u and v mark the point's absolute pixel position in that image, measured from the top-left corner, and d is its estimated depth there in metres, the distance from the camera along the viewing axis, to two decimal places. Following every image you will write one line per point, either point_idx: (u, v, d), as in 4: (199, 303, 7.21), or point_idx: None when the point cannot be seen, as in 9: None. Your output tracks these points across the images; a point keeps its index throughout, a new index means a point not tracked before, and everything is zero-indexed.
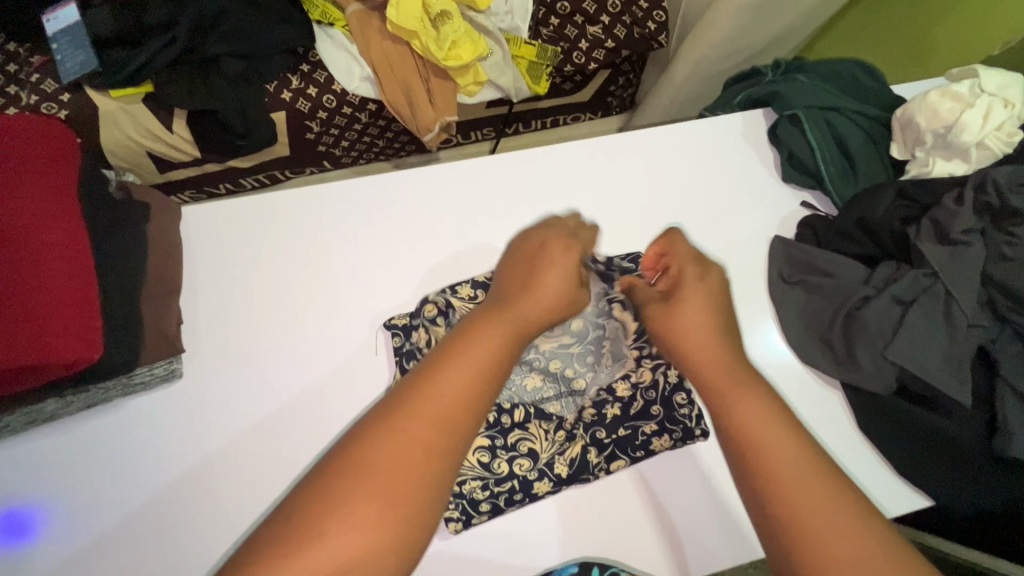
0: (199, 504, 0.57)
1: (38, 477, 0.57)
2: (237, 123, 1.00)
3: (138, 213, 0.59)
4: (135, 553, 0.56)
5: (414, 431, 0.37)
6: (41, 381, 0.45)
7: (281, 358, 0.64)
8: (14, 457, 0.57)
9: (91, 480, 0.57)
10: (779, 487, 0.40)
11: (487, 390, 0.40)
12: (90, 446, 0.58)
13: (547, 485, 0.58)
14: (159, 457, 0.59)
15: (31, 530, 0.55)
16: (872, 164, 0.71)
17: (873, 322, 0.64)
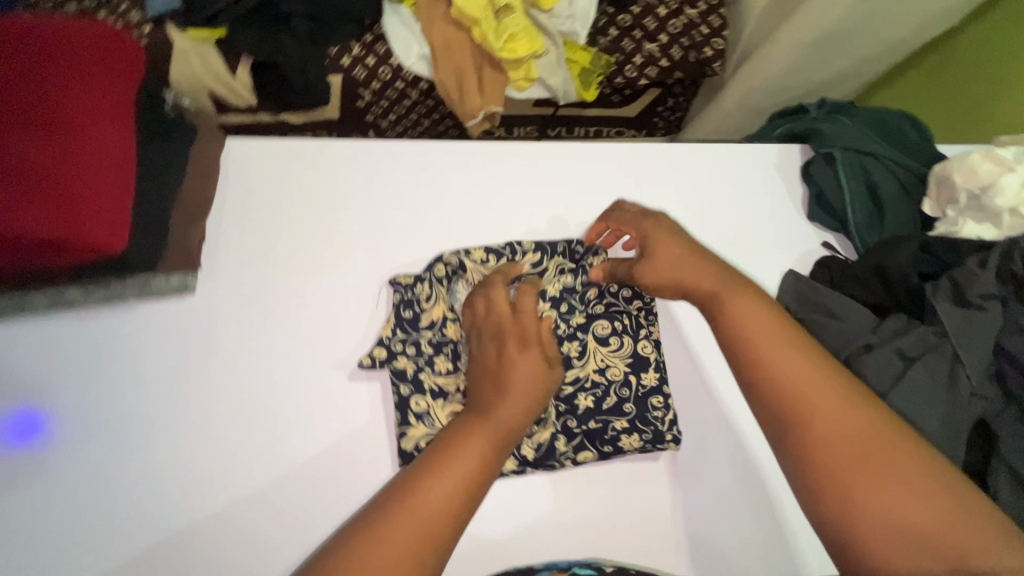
0: (207, 426, 0.61)
1: (52, 382, 0.61)
2: (296, 79, 1.06)
3: (184, 133, 0.62)
4: (146, 466, 0.59)
5: (426, 507, 0.46)
6: (44, 256, 0.47)
7: (287, 295, 0.67)
8: (33, 340, 0.62)
9: (111, 390, 0.61)
10: (852, 487, 0.45)
11: (480, 471, 0.49)
12: (101, 345, 0.62)
13: (512, 462, 0.61)
14: (162, 373, 0.62)
15: (54, 429, 0.60)
16: (901, 216, 0.69)
17: (872, 371, 0.63)
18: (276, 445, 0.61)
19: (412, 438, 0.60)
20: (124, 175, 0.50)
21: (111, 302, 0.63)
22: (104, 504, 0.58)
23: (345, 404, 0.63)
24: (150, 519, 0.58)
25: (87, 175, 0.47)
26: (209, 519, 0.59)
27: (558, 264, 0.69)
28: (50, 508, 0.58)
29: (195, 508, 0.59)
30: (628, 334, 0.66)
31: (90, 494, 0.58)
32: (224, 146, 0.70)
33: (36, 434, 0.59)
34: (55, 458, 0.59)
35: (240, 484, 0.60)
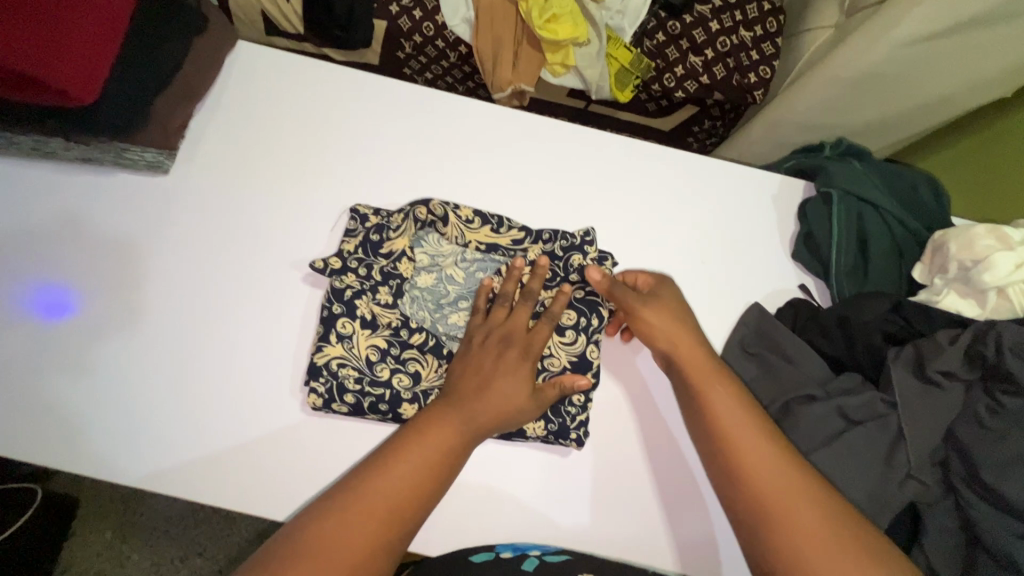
0: (209, 324, 0.63)
1: (43, 257, 0.63)
2: (341, 14, 1.08)
3: (191, 22, 0.65)
4: (154, 353, 0.61)
5: (395, 485, 0.49)
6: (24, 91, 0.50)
7: (252, 199, 0.68)
8: (15, 182, 0.65)
9: (134, 274, 0.64)
10: (761, 488, 0.51)
11: (452, 458, 0.52)
12: (77, 201, 0.65)
13: (414, 411, 0.59)
14: (129, 256, 0.64)
15: (78, 300, 0.62)
16: (887, 275, 0.66)
17: (806, 422, 0.59)
18: (253, 354, 0.62)
19: (326, 355, 0.59)
20: (120, 18, 0.54)
21: (92, 163, 0.66)
22: (108, 380, 0.60)
23: (303, 323, 0.63)
24: (149, 406, 0.60)
25: (83, 16, 0.51)
26: (194, 414, 0.60)
27: (538, 250, 0.66)
28: (62, 377, 0.60)
29: (187, 403, 0.60)
30: (586, 334, 0.63)
31: (101, 371, 0.60)
32: (234, 47, 0.72)
33: (60, 304, 0.62)
34: (76, 330, 0.61)
35: (224, 388, 0.61)
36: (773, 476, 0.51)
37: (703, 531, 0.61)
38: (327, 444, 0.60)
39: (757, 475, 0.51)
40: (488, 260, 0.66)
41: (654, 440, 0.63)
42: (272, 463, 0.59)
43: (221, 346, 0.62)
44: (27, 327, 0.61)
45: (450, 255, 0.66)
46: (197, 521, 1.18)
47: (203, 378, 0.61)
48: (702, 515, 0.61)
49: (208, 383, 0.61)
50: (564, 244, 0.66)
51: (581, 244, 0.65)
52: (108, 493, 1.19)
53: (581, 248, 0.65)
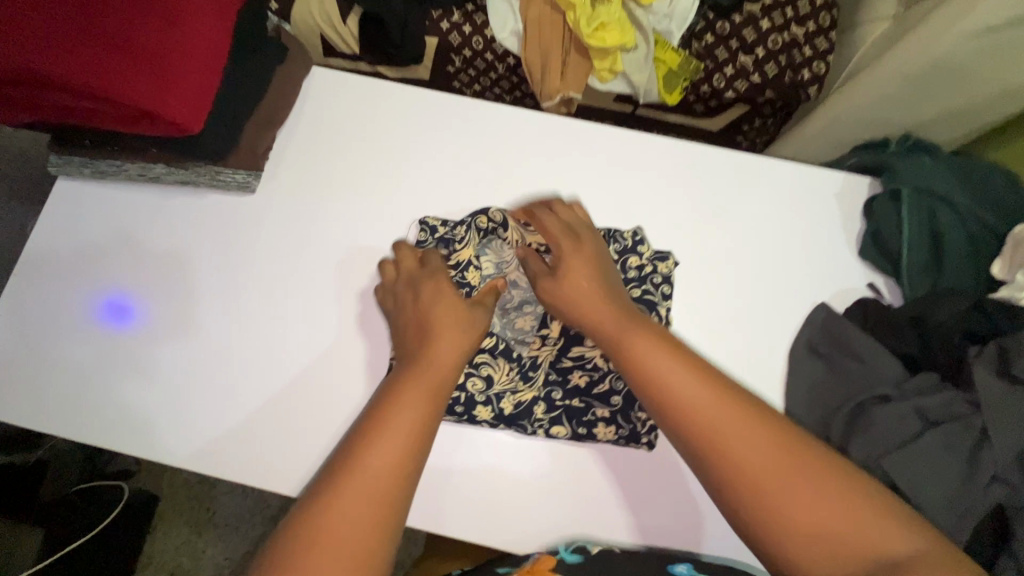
0: (260, 331, 0.68)
1: (115, 270, 0.70)
2: (395, 33, 1.13)
3: (275, 51, 0.70)
4: (208, 358, 0.67)
5: (372, 487, 0.44)
6: (144, 127, 0.57)
7: (329, 214, 0.73)
8: (116, 199, 0.72)
9: (189, 284, 0.69)
10: (768, 490, 0.43)
11: (418, 438, 0.47)
12: (158, 219, 0.71)
13: (489, 413, 0.62)
14: (189, 272, 0.69)
15: (140, 308, 0.68)
16: (964, 271, 0.64)
17: (882, 424, 0.59)
18: (299, 360, 0.67)
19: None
20: (215, 52, 0.59)
21: (187, 185, 0.72)
22: (168, 383, 0.66)
23: (360, 329, 0.68)
24: (199, 407, 0.65)
25: (182, 58, 0.56)
26: (244, 417, 0.65)
27: None
28: (125, 378, 0.66)
29: (237, 406, 0.65)
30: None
31: (159, 374, 0.66)
32: (309, 72, 0.77)
33: (124, 313, 0.68)
34: (141, 340, 0.67)
35: (271, 391, 0.66)
36: (745, 445, 0.45)
37: None
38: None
39: (730, 448, 0.45)
40: None
41: None
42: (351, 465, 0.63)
43: (271, 352, 0.67)
44: (96, 333, 0.67)
45: (513, 261, 0.67)
46: (264, 520, 1.25)
47: (252, 382, 0.66)
48: None
49: (259, 387, 0.66)
50: (617, 247, 0.67)
51: (634, 245, 0.66)
52: (183, 491, 1.28)
53: (635, 249, 0.67)
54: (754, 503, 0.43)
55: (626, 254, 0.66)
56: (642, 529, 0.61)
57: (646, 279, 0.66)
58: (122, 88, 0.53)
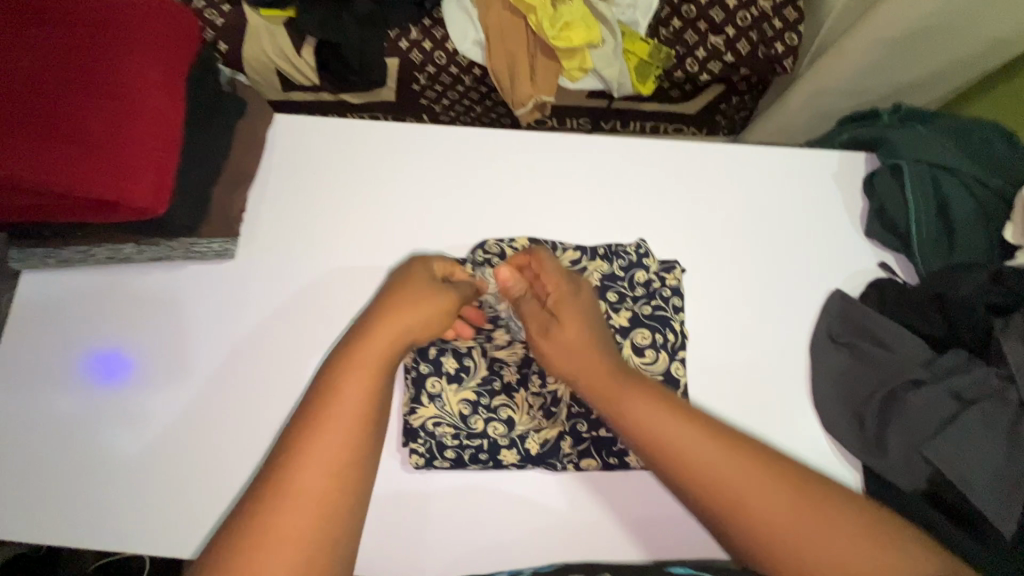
0: (254, 386, 0.64)
1: (117, 340, 0.66)
2: (355, 59, 1.09)
3: (235, 107, 0.66)
4: (228, 420, 0.63)
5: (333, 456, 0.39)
6: (108, 217, 0.53)
7: (312, 267, 0.69)
8: (109, 272, 0.68)
9: (179, 336, 0.66)
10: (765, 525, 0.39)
11: (380, 400, 0.42)
12: (158, 285, 0.68)
13: (514, 457, 0.59)
14: (195, 334, 0.66)
15: (131, 363, 0.65)
16: (975, 239, 0.62)
17: (918, 411, 0.57)
18: None
19: (420, 417, 0.59)
20: (166, 123, 0.54)
21: (164, 259, 0.68)
22: (159, 441, 0.62)
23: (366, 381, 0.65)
24: (225, 472, 0.62)
25: (132, 137, 0.52)
26: (241, 477, 0.62)
27: (596, 266, 0.63)
28: (130, 445, 0.62)
29: (230, 466, 0.62)
30: (666, 351, 0.60)
31: (153, 430, 0.63)
32: (274, 122, 0.73)
33: (114, 367, 0.65)
34: (152, 411, 0.63)
35: (268, 453, 0.62)
36: (728, 470, 0.41)
37: None
38: (428, 499, 0.59)
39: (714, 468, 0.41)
40: None
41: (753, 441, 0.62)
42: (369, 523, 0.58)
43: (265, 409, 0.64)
44: (85, 387, 0.64)
45: None
46: None
47: (261, 438, 0.63)
48: None
49: (255, 450, 0.62)
50: (622, 263, 0.64)
51: (639, 260, 0.63)
52: None
53: (640, 263, 0.63)
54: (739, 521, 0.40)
55: (632, 269, 0.63)
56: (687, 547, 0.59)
57: (655, 295, 0.62)
58: (76, 182, 0.50)
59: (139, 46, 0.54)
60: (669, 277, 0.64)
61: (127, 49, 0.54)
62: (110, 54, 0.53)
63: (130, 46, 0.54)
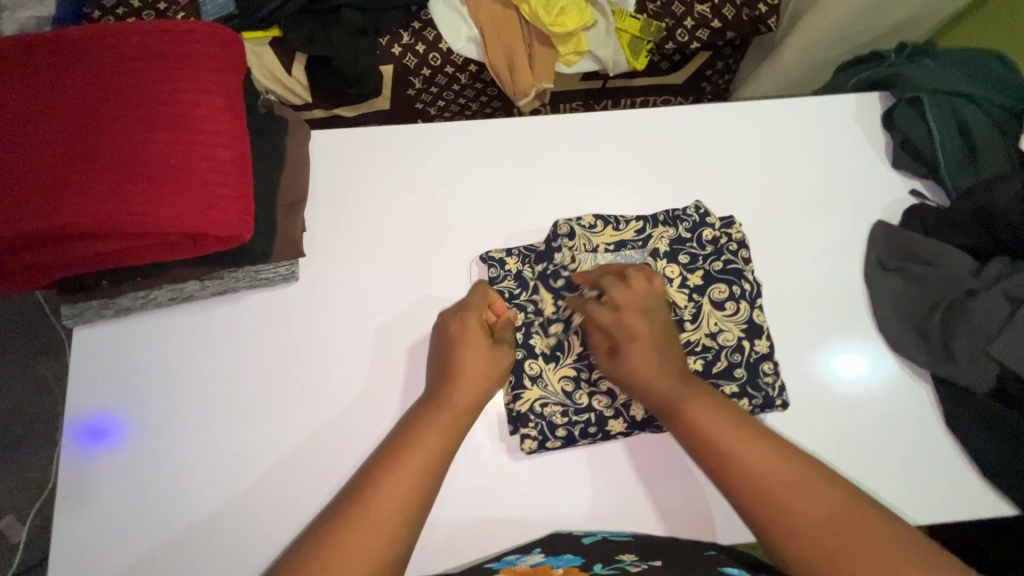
0: (285, 421, 0.63)
1: (125, 398, 0.64)
2: (349, 71, 1.05)
3: (280, 128, 0.65)
4: (251, 464, 0.62)
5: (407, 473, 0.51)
6: (197, 251, 0.52)
7: (381, 276, 0.69)
8: (116, 331, 0.65)
9: (179, 390, 0.64)
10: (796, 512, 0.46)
11: (449, 444, 0.54)
12: (167, 336, 0.65)
13: (621, 425, 0.62)
14: (206, 382, 0.64)
15: (149, 423, 0.63)
16: (997, 155, 0.67)
17: (978, 314, 0.61)
18: (357, 438, 0.63)
19: (527, 401, 0.63)
20: (237, 147, 0.54)
21: (224, 293, 0.66)
22: (184, 490, 0.61)
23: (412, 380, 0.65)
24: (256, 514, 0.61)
25: (210, 166, 0.51)
26: (306, 501, 0.61)
27: (662, 233, 0.68)
28: (157, 500, 0.61)
29: (278, 497, 0.61)
30: (745, 300, 0.65)
31: (180, 489, 0.61)
32: (311, 139, 0.73)
33: (126, 431, 0.62)
34: (175, 466, 0.62)
35: (320, 472, 0.62)
36: (767, 469, 0.49)
37: (896, 445, 0.65)
38: (556, 480, 0.63)
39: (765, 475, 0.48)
40: (623, 257, 0.68)
41: (827, 372, 0.67)
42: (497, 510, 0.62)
43: (294, 435, 0.63)
44: (98, 456, 0.62)
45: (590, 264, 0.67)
46: None
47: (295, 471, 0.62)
48: (892, 428, 0.65)
49: (305, 473, 0.62)
50: (687, 225, 0.69)
51: (703, 219, 0.68)
52: None
53: (705, 222, 0.69)
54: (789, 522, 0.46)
55: (698, 229, 0.68)
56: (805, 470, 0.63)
57: (722, 251, 0.67)
58: (165, 219, 0.48)
59: (200, 76, 0.54)
60: (731, 233, 0.69)
61: (187, 81, 0.53)
62: (173, 87, 0.53)
63: (189, 77, 0.53)
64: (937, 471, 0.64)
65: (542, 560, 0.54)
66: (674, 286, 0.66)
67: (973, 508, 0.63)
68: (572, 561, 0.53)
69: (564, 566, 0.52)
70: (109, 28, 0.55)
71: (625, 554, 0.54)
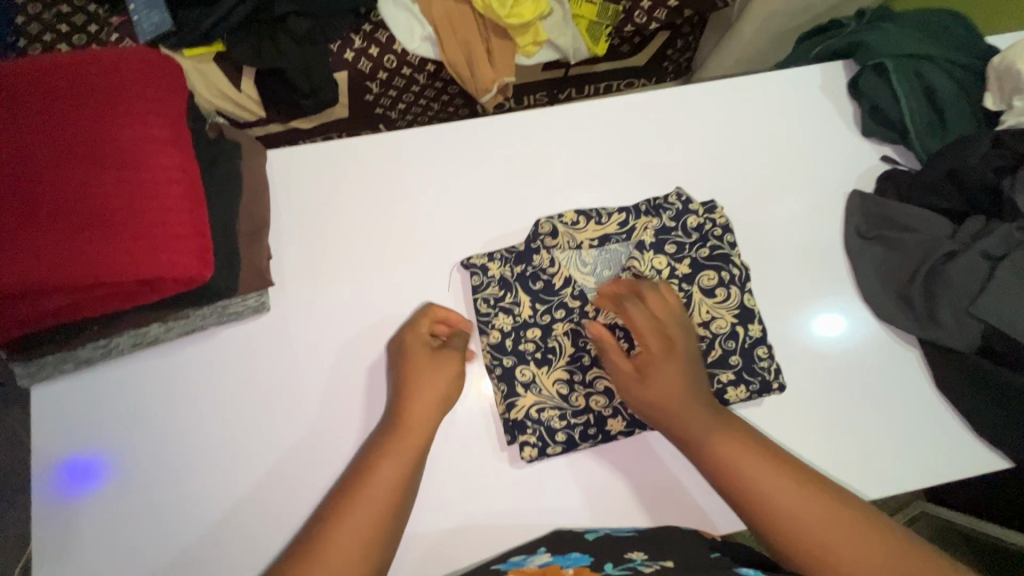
0: (266, 460, 0.60)
1: (94, 452, 0.60)
2: (302, 81, 1.01)
3: (233, 152, 0.61)
4: (234, 508, 0.59)
5: (376, 498, 0.49)
6: (156, 297, 0.49)
7: (359, 296, 0.66)
8: (80, 383, 0.61)
9: (148, 437, 0.60)
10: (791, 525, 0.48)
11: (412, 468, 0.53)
12: (135, 382, 0.61)
13: (621, 424, 0.61)
14: (180, 426, 0.61)
15: (122, 476, 0.59)
16: (961, 114, 0.68)
17: (959, 277, 0.61)
18: (347, 467, 0.60)
19: (523, 408, 0.62)
20: (190, 180, 0.50)
21: (192, 332, 0.63)
22: (163, 540, 0.58)
23: None
24: (242, 558, 0.58)
25: (159, 204, 0.47)
26: (303, 538, 0.59)
27: (645, 224, 0.68)
28: (135, 553, 0.58)
29: (269, 537, 0.58)
30: (735, 285, 0.65)
31: (157, 540, 0.58)
32: (268, 160, 0.69)
33: (98, 485, 0.59)
34: (153, 517, 0.58)
35: (311, 505, 0.59)
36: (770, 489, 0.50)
37: (892, 412, 0.65)
38: (560, 482, 0.61)
39: (773, 510, 0.49)
40: (609, 253, 0.66)
41: (818, 346, 0.67)
42: (502, 522, 0.60)
43: (276, 469, 0.60)
44: (69, 512, 0.58)
45: (571, 261, 0.65)
46: None
47: (281, 509, 0.59)
48: (885, 396, 0.65)
49: (296, 509, 0.59)
50: (671, 213, 0.68)
51: (686, 206, 0.68)
52: None
53: (688, 210, 0.68)
54: (789, 546, 0.48)
55: (683, 217, 0.67)
56: (805, 445, 0.63)
57: (708, 237, 0.67)
58: (114, 266, 0.45)
59: (141, 107, 0.50)
60: (714, 218, 0.68)
61: (124, 113, 0.49)
62: (112, 122, 0.49)
63: (125, 109, 0.49)
64: (933, 434, 0.64)
65: (550, 560, 0.53)
66: (663, 278, 0.65)
67: (971, 467, 0.63)
68: (580, 559, 0.52)
69: (574, 566, 0.51)
70: (34, 63, 0.51)
71: (637, 553, 0.53)
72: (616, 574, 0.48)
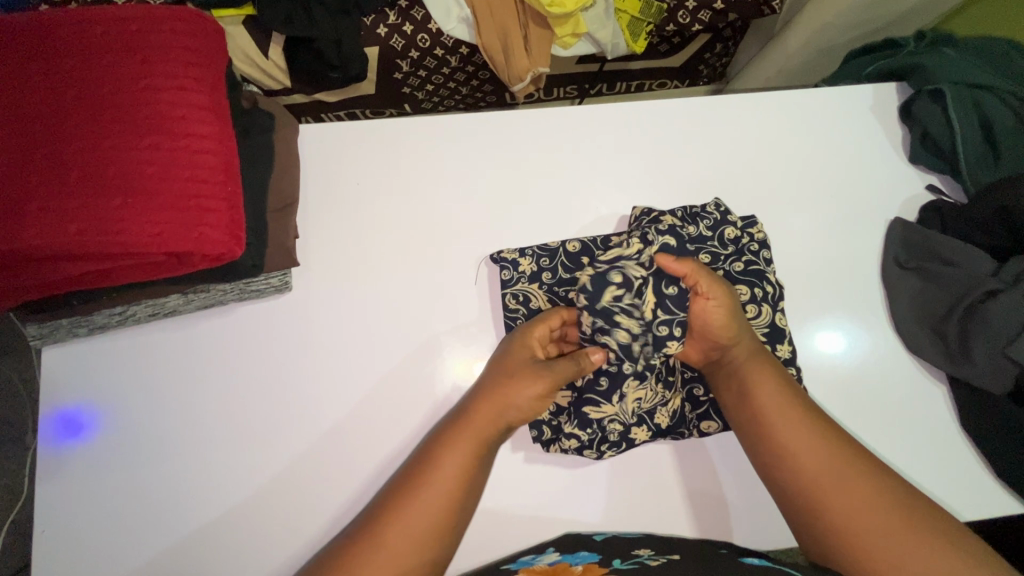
0: (279, 445, 0.59)
1: (101, 422, 0.58)
2: (333, 54, 0.98)
3: (268, 125, 0.59)
4: (243, 489, 0.57)
5: (437, 489, 0.47)
6: (185, 271, 0.47)
7: (385, 279, 0.64)
8: (96, 350, 0.60)
9: (160, 410, 0.59)
10: (853, 521, 0.46)
11: (472, 474, 0.49)
12: (151, 352, 0.60)
13: (645, 433, 0.59)
14: (193, 402, 0.59)
15: (131, 446, 0.58)
16: (1018, 149, 0.65)
17: (997, 317, 0.59)
18: (359, 458, 0.59)
19: (603, 412, 0.57)
20: (224, 152, 0.48)
21: (212, 306, 0.61)
22: (169, 517, 0.57)
23: (443, 399, 0.61)
24: (246, 542, 0.56)
25: (193, 175, 0.46)
26: (306, 525, 0.57)
27: (696, 230, 0.65)
28: (138, 528, 0.56)
29: (275, 521, 0.57)
30: (767, 303, 0.63)
31: (164, 515, 0.57)
32: (302, 136, 0.67)
33: (106, 453, 0.57)
34: (159, 491, 0.57)
35: (318, 492, 0.58)
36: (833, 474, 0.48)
37: (915, 447, 0.63)
38: (574, 483, 0.60)
39: (816, 482, 0.48)
40: None
41: (844, 370, 0.66)
42: (508, 521, 0.59)
43: (284, 453, 0.59)
44: (75, 478, 0.57)
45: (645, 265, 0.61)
46: None
47: (288, 495, 0.58)
48: (906, 426, 0.64)
49: (302, 493, 0.58)
50: (708, 222, 0.66)
51: (724, 216, 0.66)
52: None
53: (726, 220, 0.66)
54: (847, 543, 0.46)
55: (720, 227, 0.66)
56: None
57: (744, 251, 0.65)
58: (141, 237, 0.43)
59: (177, 71, 0.48)
60: (750, 231, 0.66)
61: (161, 75, 0.47)
62: (146, 83, 0.47)
63: (163, 70, 0.47)
64: (956, 473, 0.63)
65: (559, 558, 0.52)
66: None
67: (988, 509, 0.62)
68: (590, 557, 0.51)
69: (583, 563, 0.50)
70: (68, 16, 0.48)
71: (644, 549, 0.52)
72: (624, 569, 0.48)
